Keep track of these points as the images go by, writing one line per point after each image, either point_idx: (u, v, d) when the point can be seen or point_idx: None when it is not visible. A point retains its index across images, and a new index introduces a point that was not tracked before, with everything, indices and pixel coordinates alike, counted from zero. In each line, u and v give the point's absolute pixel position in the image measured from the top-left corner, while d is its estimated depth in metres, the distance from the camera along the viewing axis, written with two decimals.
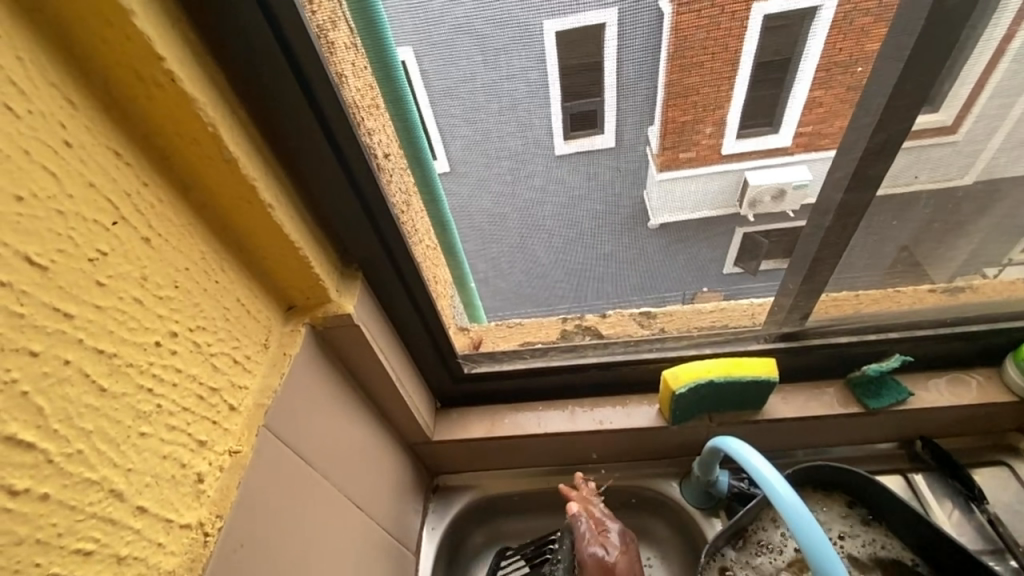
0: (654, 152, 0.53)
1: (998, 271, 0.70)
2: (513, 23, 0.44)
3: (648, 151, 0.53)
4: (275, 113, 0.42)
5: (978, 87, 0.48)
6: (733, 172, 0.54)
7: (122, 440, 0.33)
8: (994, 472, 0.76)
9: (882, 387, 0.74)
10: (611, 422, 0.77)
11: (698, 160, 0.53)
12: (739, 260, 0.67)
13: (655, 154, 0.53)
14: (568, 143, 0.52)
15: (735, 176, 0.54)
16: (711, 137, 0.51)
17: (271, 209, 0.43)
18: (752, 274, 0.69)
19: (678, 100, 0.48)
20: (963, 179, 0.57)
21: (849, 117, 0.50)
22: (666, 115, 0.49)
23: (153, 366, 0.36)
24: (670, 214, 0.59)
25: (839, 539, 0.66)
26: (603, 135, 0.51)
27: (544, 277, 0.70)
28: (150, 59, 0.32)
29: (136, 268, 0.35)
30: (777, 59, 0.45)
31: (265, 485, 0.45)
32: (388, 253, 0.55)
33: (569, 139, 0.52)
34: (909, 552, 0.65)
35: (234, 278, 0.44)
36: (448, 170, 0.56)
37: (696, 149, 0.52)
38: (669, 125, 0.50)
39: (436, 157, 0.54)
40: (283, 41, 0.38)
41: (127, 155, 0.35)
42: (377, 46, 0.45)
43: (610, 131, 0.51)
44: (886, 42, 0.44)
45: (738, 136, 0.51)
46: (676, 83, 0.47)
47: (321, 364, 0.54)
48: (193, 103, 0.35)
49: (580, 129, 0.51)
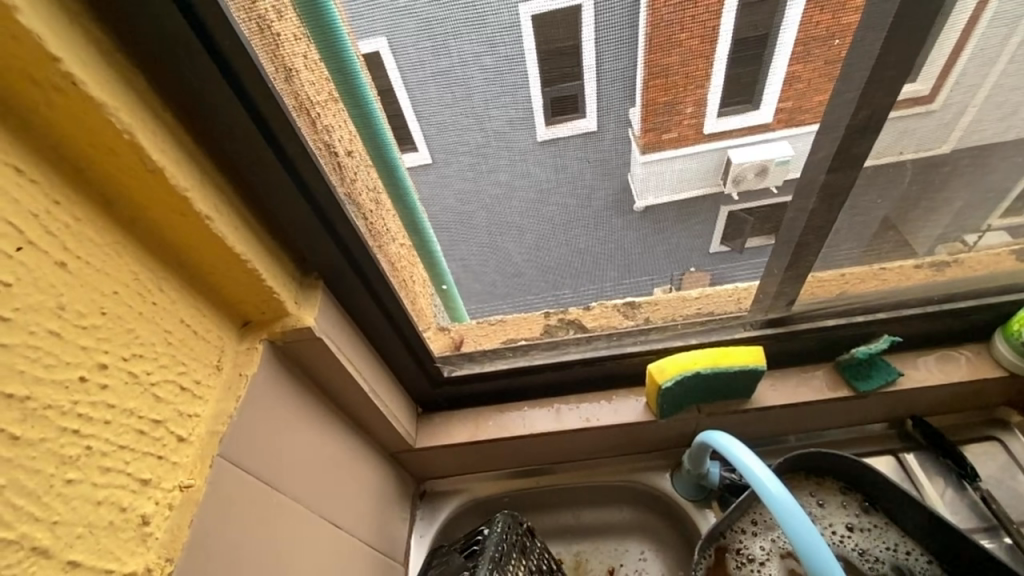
0: (637, 134, 0.49)
1: (978, 238, 0.68)
2: (461, 4, 0.40)
3: (631, 134, 0.49)
4: (207, 116, 0.38)
5: (956, 54, 0.45)
6: (716, 151, 0.50)
7: (45, 491, 0.30)
8: (986, 447, 0.75)
9: (873, 367, 0.72)
10: (598, 418, 0.75)
11: (684, 142, 0.49)
12: (726, 239, 0.62)
13: (638, 137, 0.49)
14: (549, 129, 0.49)
15: (719, 155, 0.51)
16: (692, 118, 0.47)
17: (210, 221, 0.39)
18: (740, 251, 0.64)
19: (660, 81, 0.45)
20: (941, 149, 0.54)
21: (829, 92, 0.46)
22: (648, 96, 0.46)
23: (78, 405, 0.33)
24: (656, 195, 0.55)
25: (846, 534, 0.64)
26: (585, 120, 0.48)
27: (518, 275, 0.67)
28: (42, 59, 0.28)
29: (51, 298, 0.31)
30: (756, 35, 0.42)
31: (223, 520, 0.41)
32: (349, 258, 0.51)
33: (551, 125, 0.48)
34: (923, 551, 0.63)
35: (176, 298, 0.41)
36: (429, 161, 0.52)
37: (679, 129, 0.48)
38: (651, 107, 0.47)
39: (415, 151, 0.51)
40: (205, 34, 0.34)
41: (29, 170, 0.30)
42: (324, 32, 0.41)
43: (593, 115, 0.48)
44: (866, 12, 0.40)
45: (719, 114, 0.47)
46: (655, 63, 0.44)
47: (282, 380, 0.50)
48: (102, 109, 0.31)
49: (561, 114, 0.48)
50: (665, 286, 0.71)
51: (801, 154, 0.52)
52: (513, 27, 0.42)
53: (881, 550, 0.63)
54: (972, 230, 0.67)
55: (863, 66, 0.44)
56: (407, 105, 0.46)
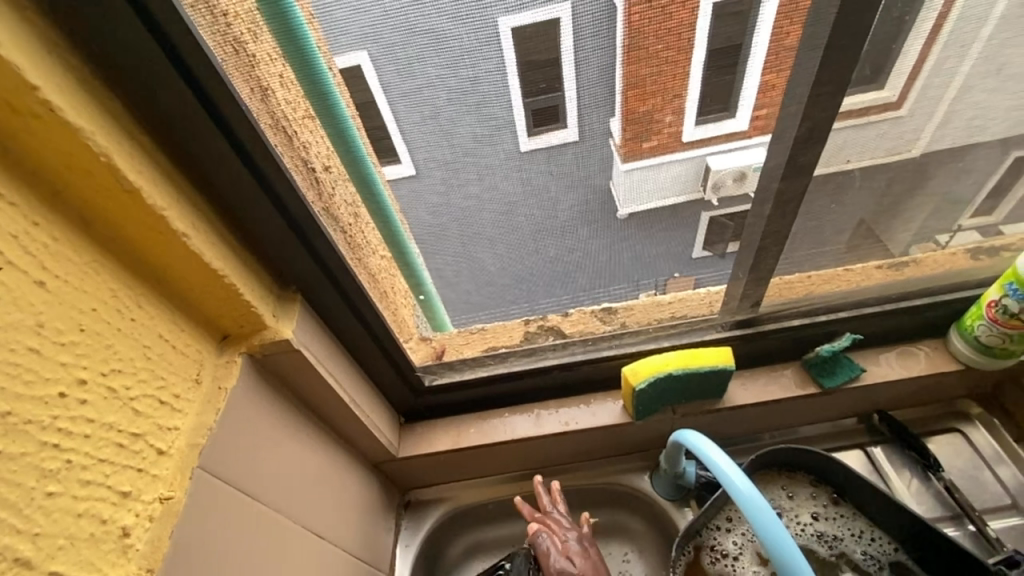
0: (617, 144, 0.52)
1: (951, 238, 0.72)
2: (422, 31, 0.43)
3: (611, 142, 0.51)
4: (182, 137, 0.39)
5: (921, 63, 0.48)
6: (697, 158, 0.53)
7: (26, 504, 0.31)
8: (949, 440, 0.78)
9: (836, 364, 0.75)
10: (578, 421, 0.76)
11: (661, 149, 0.52)
12: (708, 243, 0.66)
13: (618, 144, 0.52)
14: (532, 139, 0.51)
15: (699, 162, 0.53)
16: (671, 126, 0.49)
17: (187, 238, 0.40)
18: (721, 256, 0.68)
19: (637, 91, 0.47)
20: (910, 151, 0.57)
21: (778, 105, 0.49)
22: (627, 106, 0.48)
23: (57, 420, 0.34)
24: (637, 204, 0.58)
25: (810, 522, 0.67)
26: (567, 129, 0.50)
27: (492, 282, 0.70)
28: (21, 88, 0.29)
29: (30, 316, 0.32)
30: (731, 46, 0.44)
31: (204, 530, 0.42)
32: (327, 271, 0.53)
33: (533, 135, 0.51)
34: (892, 540, 0.65)
35: (154, 314, 0.42)
36: (412, 174, 0.53)
37: (658, 137, 0.50)
38: (630, 116, 0.49)
39: (398, 162, 0.52)
40: (180, 59, 0.36)
41: (9, 193, 0.32)
42: (299, 53, 0.43)
43: (573, 124, 0.49)
44: (805, 34, 0.43)
45: (697, 122, 0.49)
46: (632, 73, 0.45)
47: (262, 392, 0.51)
48: (80, 134, 0.32)
49: (543, 124, 0.50)
50: (652, 290, 0.75)
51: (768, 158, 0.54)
52: (474, 50, 0.44)
53: (848, 539, 0.66)
54: (941, 231, 0.71)
55: (804, 83, 0.46)
56: (386, 120, 0.48)
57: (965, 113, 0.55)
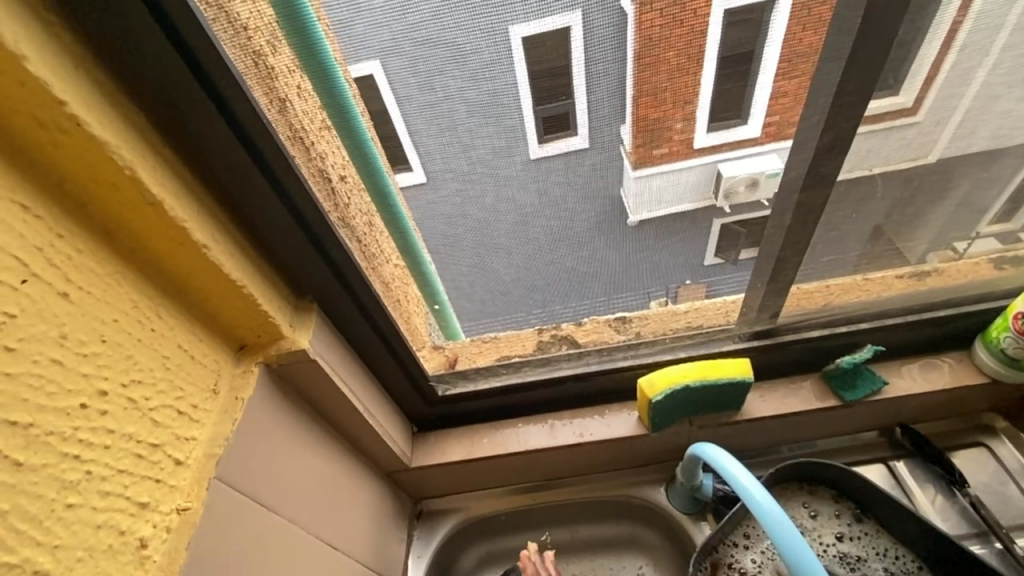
0: (627, 151, 0.51)
1: (968, 246, 0.70)
2: (443, 43, 0.43)
3: (622, 150, 0.51)
4: (203, 149, 0.40)
5: (938, 67, 0.47)
6: (708, 165, 0.52)
7: (46, 515, 0.31)
8: (973, 454, 0.76)
9: (857, 377, 0.73)
10: (592, 433, 0.75)
11: (676, 157, 0.51)
12: (720, 251, 0.65)
13: (629, 152, 0.51)
14: (542, 146, 0.51)
15: (711, 169, 0.53)
16: (681, 133, 0.49)
17: (207, 249, 0.40)
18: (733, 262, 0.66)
19: (649, 99, 0.46)
20: (929, 158, 0.56)
21: (799, 114, 0.48)
22: (638, 113, 0.47)
23: (79, 431, 0.34)
24: (650, 209, 0.57)
25: (833, 542, 0.65)
26: (577, 137, 0.50)
27: (507, 292, 0.70)
28: (49, 103, 0.30)
29: (53, 327, 0.33)
30: (740, 53, 0.43)
31: (220, 540, 0.42)
32: (342, 280, 0.53)
33: (544, 143, 0.50)
34: (916, 558, 0.63)
35: (174, 324, 0.42)
36: (423, 181, 0.53)
37: (668, 145, 0.50)
38: (641, 123, 0.48)
39: (410, 168, 0.52)
40: (201, 73, 0.36)
41: (35, 207, 0.32)
42: (317, 64, 0.43)
43: (584, 133, 0.49)
44: (827, 42, 0.42)
45: (709, 129, 0.49)
46: (644, 80, 0.45)
47: (278, 402, 0.51)
48: (105, 146, 0.33)
49: (553, 131, 0.50)
50: (663, 299, 0.74)
51: (786, 167, 0.53)
52: (494, 63, 0.44)
53: (873, 559, 0.64)
54: (959, 238, 0.69)
55: (825, 94, 0.45)
56: (400, 130, 0.49)
57: (991, 121, 0.54)
